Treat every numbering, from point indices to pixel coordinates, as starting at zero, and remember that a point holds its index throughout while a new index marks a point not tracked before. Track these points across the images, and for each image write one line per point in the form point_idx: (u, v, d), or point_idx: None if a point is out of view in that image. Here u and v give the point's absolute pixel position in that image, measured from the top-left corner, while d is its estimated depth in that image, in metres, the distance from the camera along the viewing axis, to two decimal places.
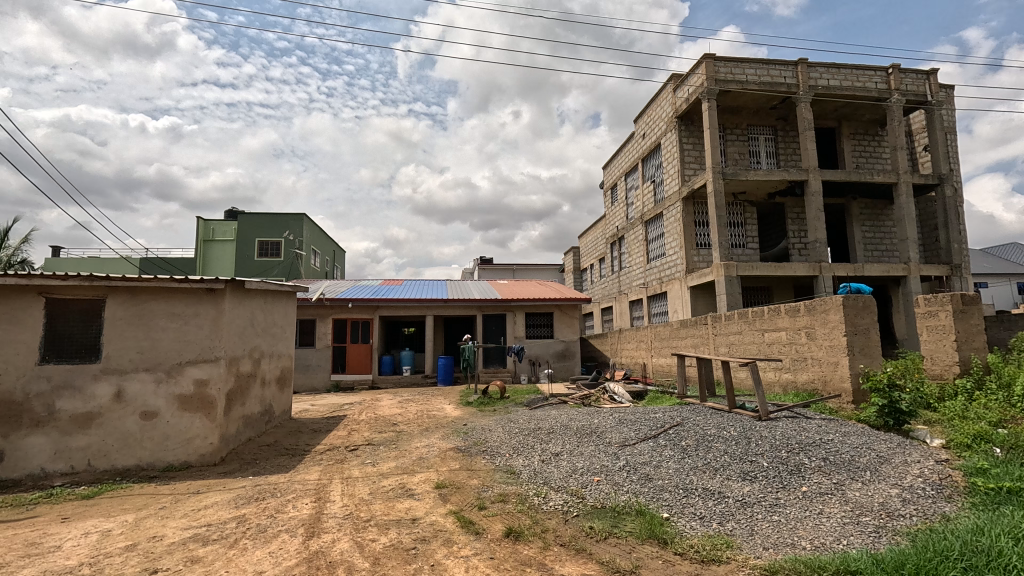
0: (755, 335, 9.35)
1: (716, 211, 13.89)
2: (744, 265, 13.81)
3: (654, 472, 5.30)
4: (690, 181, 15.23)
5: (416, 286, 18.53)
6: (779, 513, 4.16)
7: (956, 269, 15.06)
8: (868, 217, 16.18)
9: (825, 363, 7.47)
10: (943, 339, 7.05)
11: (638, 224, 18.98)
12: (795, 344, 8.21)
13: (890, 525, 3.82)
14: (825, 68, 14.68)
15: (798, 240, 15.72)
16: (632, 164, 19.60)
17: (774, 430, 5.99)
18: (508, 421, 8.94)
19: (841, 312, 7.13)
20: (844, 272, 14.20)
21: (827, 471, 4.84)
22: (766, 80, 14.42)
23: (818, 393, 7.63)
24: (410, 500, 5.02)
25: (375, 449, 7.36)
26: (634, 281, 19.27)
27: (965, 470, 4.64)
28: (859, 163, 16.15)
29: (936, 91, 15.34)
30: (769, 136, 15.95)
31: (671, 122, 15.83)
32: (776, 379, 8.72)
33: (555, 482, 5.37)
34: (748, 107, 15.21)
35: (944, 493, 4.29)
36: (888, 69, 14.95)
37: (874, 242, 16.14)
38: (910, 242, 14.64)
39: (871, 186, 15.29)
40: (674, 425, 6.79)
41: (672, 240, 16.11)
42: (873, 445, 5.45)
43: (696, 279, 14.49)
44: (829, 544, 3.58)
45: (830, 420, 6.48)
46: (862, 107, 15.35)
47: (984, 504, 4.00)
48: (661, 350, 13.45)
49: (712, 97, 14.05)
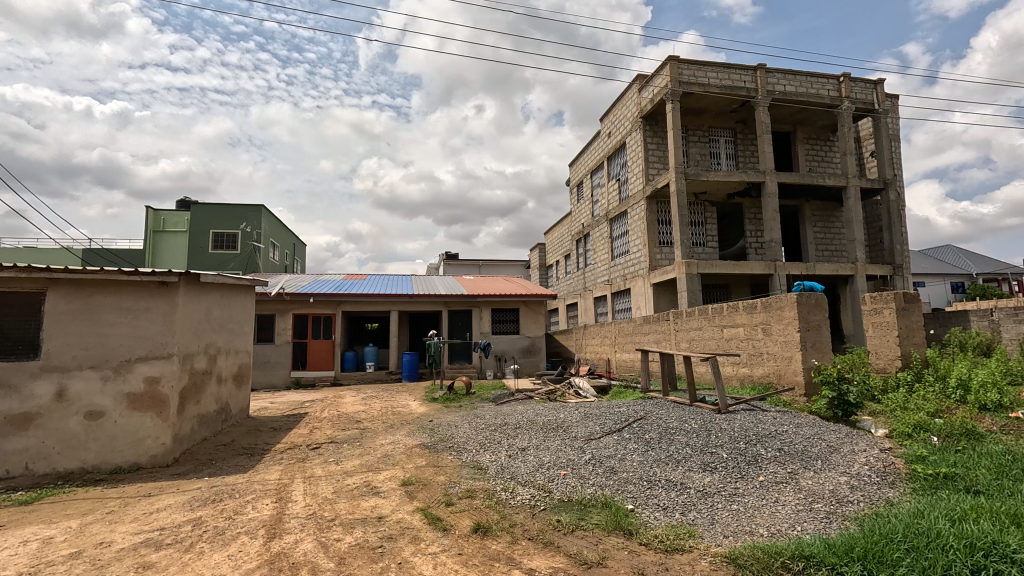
0: (714, 331, 9.66)
1: (679, 210, 14.23)
2: (704, 263, 14.19)
3: (619, 465, 5.40)
4: (654, 180, 15.56)
5: (381, 281, 18.20)
6: (738, 502, 4.32)
7: (898, 269, 16.02)
8: (819, 219, 16.97)
9: (780, 358, 7.79)
10: (887, 334, 7.47)
11: (603, 221, 19.24)
12: (752, 339, 8.52)
13: (840, 511, 4.03)
14: (781, 74, 15.24)
15: (754, 239, 16.35)
16: (598, 162, 19.80)
17: (732, 423, 6.22)
18: (474, 417, 8.92)
19: (796, 308, 7.44)
20: (796, 271, 14.80)
21: (782, 461, 5.06)
22: (727, 83, 14.82)
23: (773, 386, 7.96)
24: (375, 498, 4.94)
25: (339, 447, 7.20)
26: (598, 278, 19.57)
27: (907, 457, 4.94)
28: (812, 166, 16.90)
29: (882, 100, 16.19)
30: (729, 137, 16.45)
31: (636, 122, 16.09)
32: (733, 373, 9.07)
33: (522, 477, 5.39)
34: (710, 109, 15.65)
35: (888, 479, 4.56)
36: (839, 77, 15.68)
37: (825, 241, 16.92)
38: (857, 243, 15.45)
39: (823, 189, 15.97)
40: (638, 418, 6.94)
41: (636, 237, 16.45)
42: (824, 435, 5.72)
43: (659, 276, 14.85)
44: (785, 530, 3.75)
45: (784, 412, 6.77)
46: (814, 113, 16.01)
47: (923, 489, 4.28)
48: (625, 346, 13.71)
49: (676, 98, 14.36)
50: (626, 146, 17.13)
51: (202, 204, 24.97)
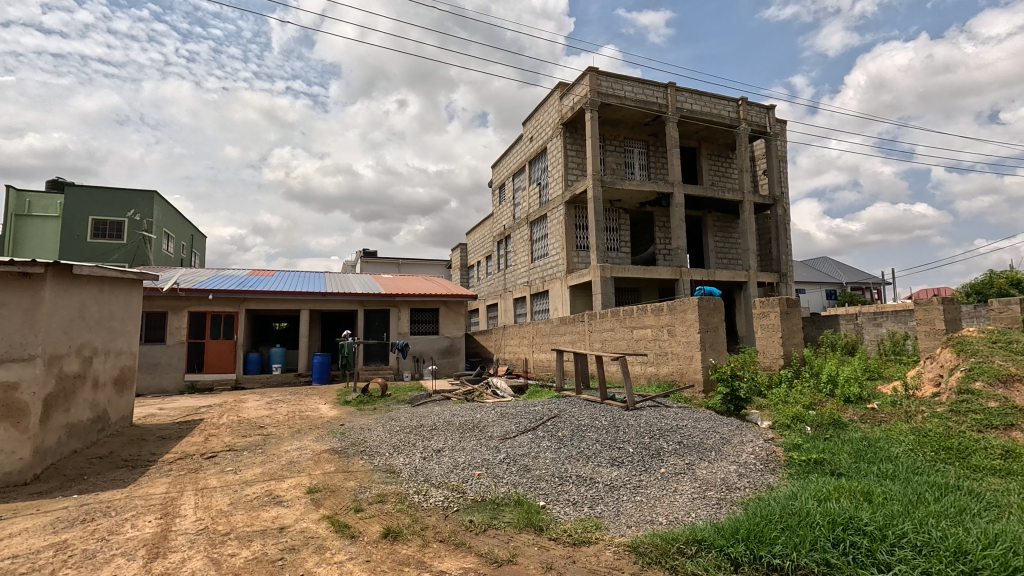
0: (625, 332, 10.17)
1: (595, 215, 14.81)
2: (617, 267, 14.89)
3: (533, 462, 5.51)
4: (572, 186, 16.08)
5: (291, 278, 17.18)
6: (641, 493, 4.57)
7: (783, 277, 17.82)
8: (719, 229, 18.45)
9: (682, 357, 8.36)
10: (773, 335, 8.28)
11: (523, 224, 19.56)
12: (659, 340, 9.07)
13: (729, 497, 4.40)
14: (689, 93, 16.39)
15: (663, 246, 17.42)
16: (520, 166, 20.09)
17: (639, 418, 6.58)
18: (389, 419, 8.68)
19: (697, 311, 8.02)
20: (699, 276, 15.97)
21: (681, 453, 5.43)
22: (641, 98, 15.67)
23: (676, 384, 8.53)
24: (277, 508, 4.64)
25: (238, 455, 6.69)
26: (518, 279, 19.86)
27: (786, 446, 5.51)
28: (713, 180, 18.33)
29: (773, 124, 17.95)
30: (642, 149, 17.40)
31: (557, 128, 16.54)
32: (641, 372, 9.59)
33: (436, 479, 5.33)
34: (625, 121, 16.46)
35: (770, 466, 5.05)
36: (738, 101, 17.16)
37: (723, 250, 18.43)
38: (750, 252, 16.99)
39: (723, 202, 17.38)
40: (551, 417, 7.13)
41: (554, 240, 16.90)
42: (718, 428, 6.22)
43: (576, 279, 15.37)
44: (681, 517, 4.03)
45: (685, 407, 7.28)
46: (717, 131, 17.39)
47: (798, 473, 4.79)
48: (542, 346, 14.03)
49: (595, 108, 14.95)
50: (547, 151, 17.55)
51: (79, 187, 22.12)
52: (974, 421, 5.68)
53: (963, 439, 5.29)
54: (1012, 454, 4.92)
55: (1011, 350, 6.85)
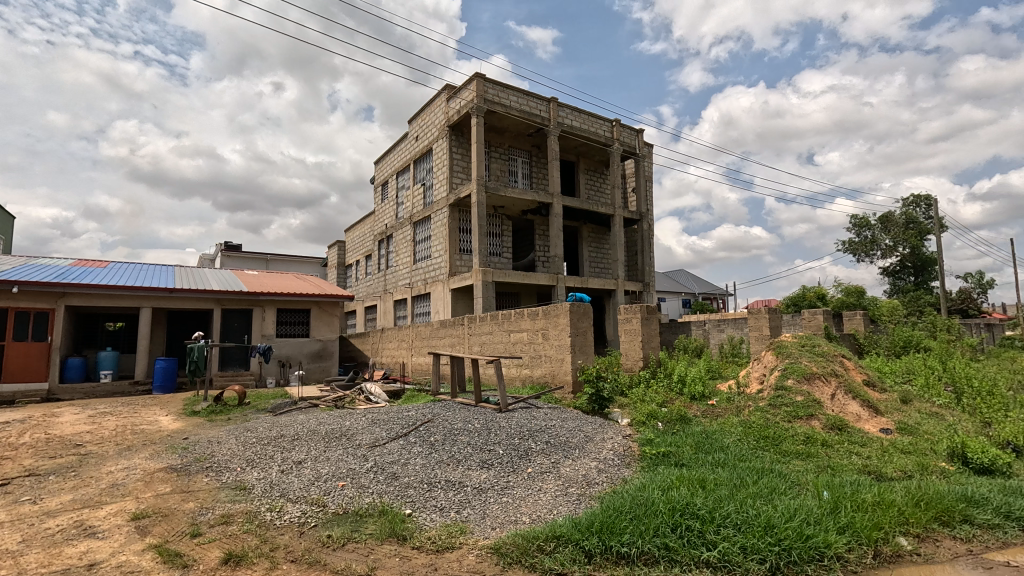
0: (502, 335, 10.37)
1: (478, 220, 14.95)
2: (498, 272, 15.17)
3: (401, 470, 5.34)
4: (457, 189, 16.08)
5: (129, 270, 14.87)
6: (508, 494, 4.66)
7: (647, 286, 19.58)
8: (593, 240, 19.72)
9: (554, 359, 8.75)
10: (634, 339, 9.02)
11: (406, 224, 19.11)
12: (533, 343, 9.39)
13: (588, 492, 4.66)
14: (569, 110, 17.33)
15: (542, 253, 18.15)
16: (404, 164, 19.61)
17: (511, 420, 6.73)
18: (245, 430, 7.87)
19: (568, 316, 8.43)
20: (574, 283, 16.90)
21: (547, 452, 5.65)
22: (526, 109, 16.21)
23: (548, 386, 8.90)
24: (89, 542, 3.93)
25: (42, 481, 5.57)
26: (399, 280, 19.33)
27: (640, 441, 6.00)
28: (589, 194, 19.56)
29: (641, 146, 19.66)
30: (525, 158, 17.99)
31: (443, 130, 16.44)
32: (517, 374, 9.85)
33: (294, 494, 4.91)
34: (510, 130, 16.89)
35: (625, 460, 5.47)
36: (612, 122, 18.53)
37: (596, 259, 19.73)
38: (619, 263, 18.39)
39: (597, 215, 18.61)
40: (424, 421, 6.99)
41: (437, 243, 16.75)
42: (583, 427, 6.60)
43: (457, 282, 15.37)
44: (543, 515, 4.17)
45: (554, 408, 7.61)
46: (593, 148, 18.59)
47: (648, 465, 5.24)
48: (420, 350, 13.78)
49: (481, 114, 15.13)
50: (432, 152, 17.35)
51: None
52: (786, 413, 6.72)
53: (777, 429, 6.22)
54: (811, 440, 5.91)
55: (814, 352, 8.23)
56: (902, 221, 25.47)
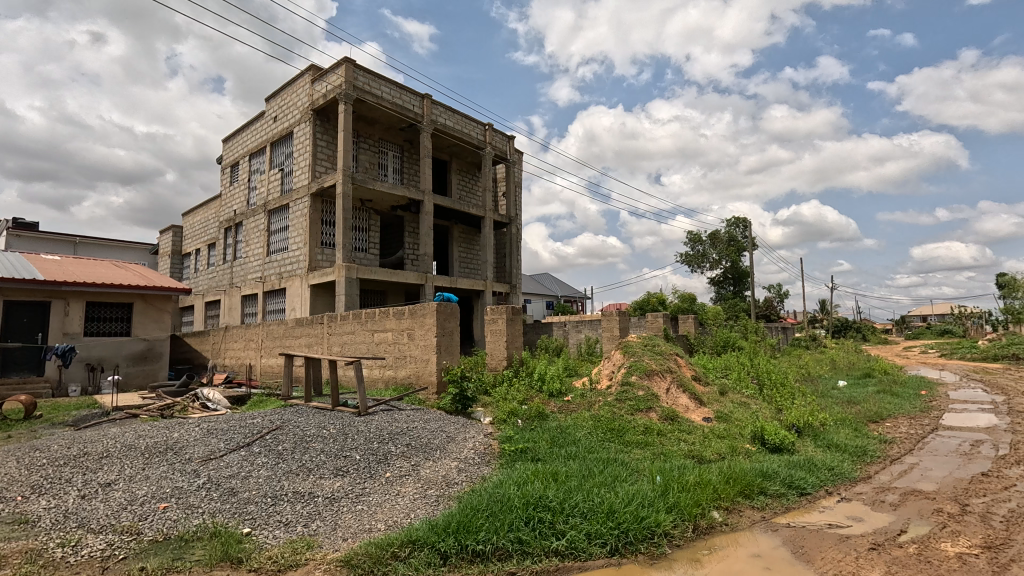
0: (365, 335, 9.92)
1: (343, 212, 14.12)
2: (363, 268, 14.48)
3: (241, 484, 4.78)
4: (320, 178, 15.03)
5: None
6: (363, 501, 4.44)
7: (513, 288, 20.26)
8: (463, 240, 19.85)
9: (419, 360, 8.60)
10: (498, 340, 9.24)
11: (259, 212, 17.33)
12: (398, 343, 9.12)
13: (447, 492, 4.65)
14: (443, 109, 17.24)
15: (411, 251, 17.77)
16: (259, 146, 17.77)
17: (370, 424, 6.44)
18: (34, 449, 6.44)
19: (435, 316, 8.32)
20: (443, 283, 16.82)
21: (407, 455, 5.51)
22: (398, 102, 15.74)
23: (412, 387, 8.72)
24: None
25: None
26: (248, 273, 17.46)
27: (500, 438, 6.16)
28: (461, 194, 19.65)
29: (512, 153, 20.29)
30: (396, 153, 17.47)
31: (306, 113, 15.25)
32: (379, 376, 9.50)
33: (97, 522, 4.11)
34: (381, 122, 16.25)
35: (485, 459, 5.56)
36: (485, 125, 18.84)
37: (466, 260, 19.90)
38: (488, 264, 18.74)
39: (468, 216, 18.77)
40: (272, 429, 6.37)
41: (296, 234, 15.46)
42: (445, 427, 6.57)
43: (317, 277, 14.35)
44: (400, 520, 4.06)
45: (417, 410, 7.47)
46: (466, 150, 18.72)
47: (506, 462, 5.39)
48: (272, 350, 12.59)
49: (349, 101, 14.34)
50: (293, 136, 15.99)
51: None
52: (629, 406, 7.43)
53: (621, 421, 6.85)
54: (648, 430, 6.61)
55: (654, 351, 9.22)
56: (725, 238, 29.82)
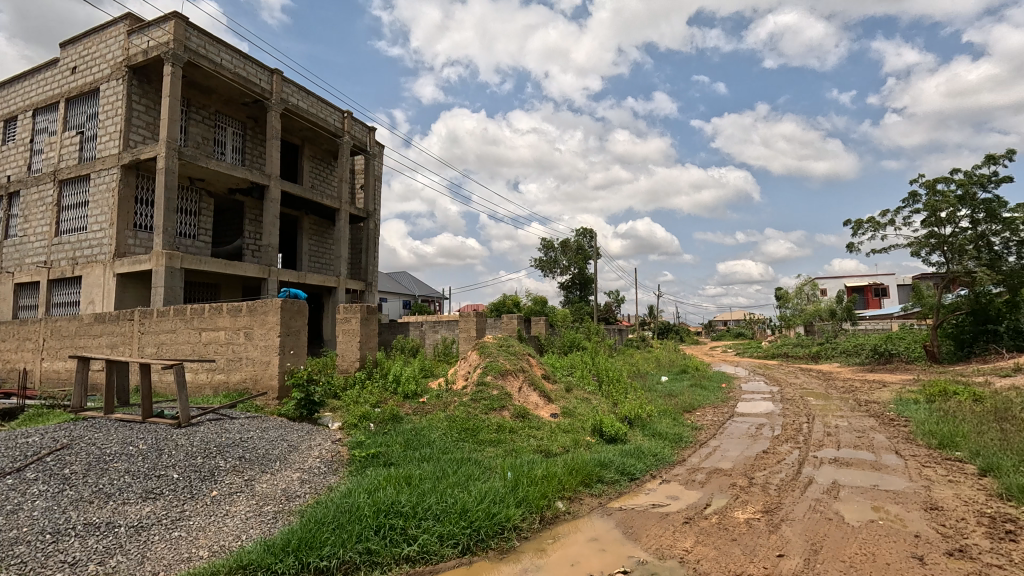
0: (191, 334, 8.64)
1: (165, 191, 12.13)
2: (190, 257, 12.60)
3: (4, 521, 3.78)
4: (135, 149, 12.73)
5: None
6: (181, 527, 3.83)
7: (368, 286, 19.41)
8: (314, 232, 18.44)
9: (258, 362, 7.74)
10: (351, 340, 8.76)
11: (46, 181, 14.07)
12: (232, 344, 8.11)
13: (286, 508, 4.24)
14: (296, 88, 15.84)
15: (252, 241, 15.98)
16: (47, 100, 14.42)
17: (192, 437, 5.60)
18: None
19: (279, 314, 7.55)
20: (288, 278, 15.42)
21: (239, 470, 4.91)
22: (242, 73, 14.05)
23: (248, 392, 7.82)
24: None
25: None
26: (26, 256, 14.05)
27: (350, 444, 5.82)
28: (313, 183, 18.24)
29: (372, 145, 19.45)
30: (237, 130, 15.57)
31: (119, 70, 12.81)
32: (207, 381, 8.35)
33: None
34: (219, 93, 14.35)
35: (332, 467, 5.20)
36: (344, 112, 17.76)
37: (316, 254, 18.51)
38: (342, 260, 17.66)
39: (320, 207, 17.48)
40: (55, 450, 5.17)
41: (98, 212, 12.87)
42: (286, 436, 6.00)
43: (127, 266, 12.12)
44: (228, 544, 3.59)
45: (253, 418, 6.71)
46: (321, 136, 17.44)
47: (356, 469, 5.12)
48: (59, 352, 10.29)
49: (179, 64, 12.40)
50: (99, 94, 13.29)
51: None
52: (484, 405, 7.60)
53: (476, 420, 6.97)
54: (501, 428, 6.83)
55: (509, 351, 9.57)
56: (574, 246, 32.28)
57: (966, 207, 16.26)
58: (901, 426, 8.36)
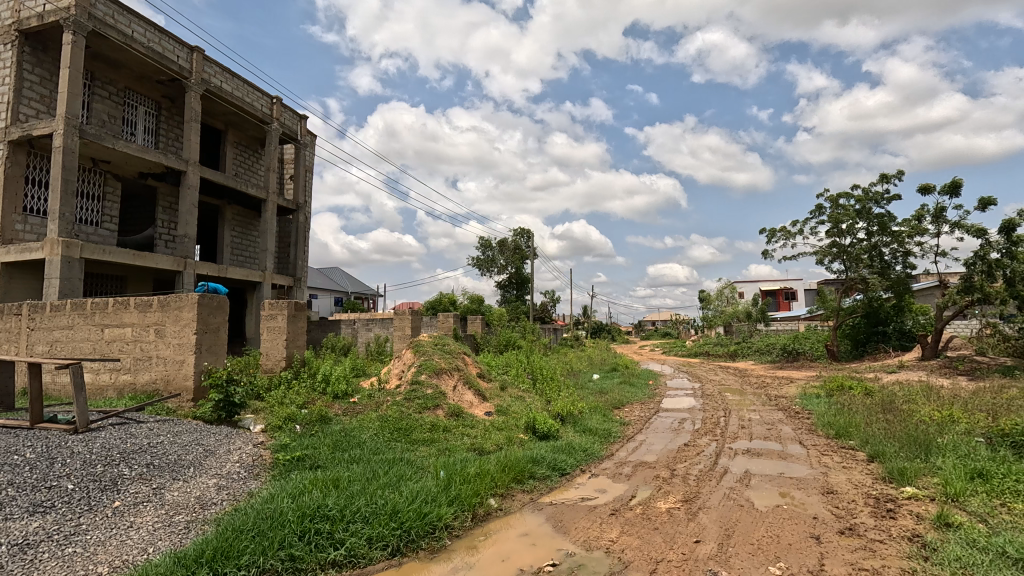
0: (92, 331, 7.86)
1: (62, 172, 10.93)
2: (92, 246, 11.46)
3: None
4: (26, 123, 11.38)
5: None
6: (77, 542, 3.47)
7: (297, 281, 18.53)
8: (238, 223, 17.34)
9: (170, 362, 7.18)
10: (277, 338, 8.33)
11: None
12: (140, 342, 7.46)
13: (201, 516, 3.97)
14: (219, 69, 14.82)
15: (166, 230, 14.77)
16: None
17: (91, 444, 5.09)
18: None
19: (195, 309, 7.03)
20: (207, 271, 14.40)
21: (147, 478, 4.52)
22: (156, 48, 12.95)
23: (158, 394, 7.24)
24: None
25: None
26: None
27: (273, 448, 5.54)
28: (237, 171, 17.15)
29: (304, 134, 18.58)
30: (150, 110, 14.33)
31: (7, 34, 11.40)
32: (110, 382, 7.63)
33: None
34: (129, 68, 13.14)
35: (253, 472, 4.92)
36: (273, 98, 16.83)
37: (239, 246, 17.43)
38: (268, 253, 16.73)
39: (245, 196, 16.46)
40: None
41: None
42: (202, 440, 5.61)
43: (15, 254, 10.82)
44: (132, 559, 3.31)
45: (164, 421, 6.22)
46: (247, 122, 16.43)
47: (279, 473, 4.88)
48: None
49: (81, 32, 11.22)
50: None
51: None
52: (417, 404, 7.50)
53: (409, 420, 6.86)
54: (435, 427, 6.77)
55: (444, 350, 9.50)
56: (512, 246, 32.54)
57: (863, 221, 18.03)
58: (804, 419, 9.14)
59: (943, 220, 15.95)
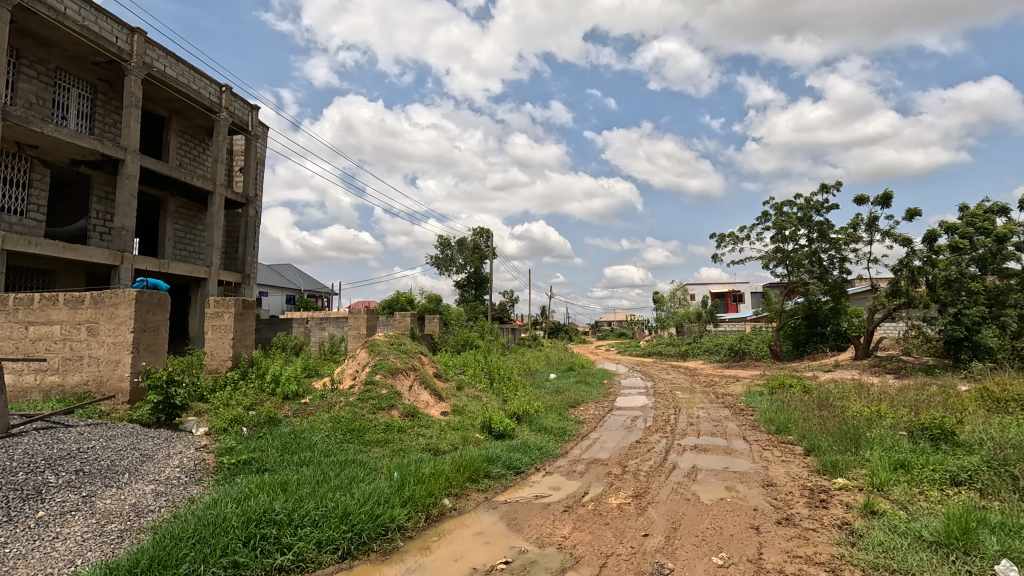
0: (14, 329, 7.29)
1: None
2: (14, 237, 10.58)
3: None
4: None
5: None
6: None
7: (246, 278, 17.77)
8: (181, 216, 16.47)
9: (104, 362, 6.75)
10: (222, 337, 7.98)
11: None
12: (70, 341, 6.98)
13: (136, 525, 3.76)
14: (162, 53, 14.05)
15: (101, 221, 13.84)
16: None
17: (11, 451, 4.71)
18: None
19: (133, 306, 6.64)
20: (147, 266, 13.60)
21: (75, 486, 4.23)
22: (92, 28, 12.14)
23: (90, 396, 6.79)
24: None
25: None
26: None
27: (217, 451, 5.30)
28: (182, 161, 16.30)
29: (254, 125, 17.85)
30: (85, 93, 13.42)
31: None
32: (35, 384, 7.10)
33: None
34: (61, 47, 12.26)
35: (194, 477, 4.69)
36: (221, 86, 16.10)
37: (183, 240, 16.55)
38: (214, 248, 15.97)
39: (190, 188, 15.65)
40: None
41: None
42: (139, 445, 5.30)
43: None
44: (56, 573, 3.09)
45: (96, 425, 5.83)
46: (193, 110, 15.64)
47: (223, 478, 4.68)
48: None
49: (6, 6, 10.38)
50: None
51: None
52: (372, 405, 7.37)
53: (362, 421, 6.72)
54: (389, 428, 6.67)
55: (400, 350, 9.37)
56: (471, 245, 32.43)
57: (804, 228, 19.06)
58: (748, 415, 9.58)
59: (875, 229, 17.09)
